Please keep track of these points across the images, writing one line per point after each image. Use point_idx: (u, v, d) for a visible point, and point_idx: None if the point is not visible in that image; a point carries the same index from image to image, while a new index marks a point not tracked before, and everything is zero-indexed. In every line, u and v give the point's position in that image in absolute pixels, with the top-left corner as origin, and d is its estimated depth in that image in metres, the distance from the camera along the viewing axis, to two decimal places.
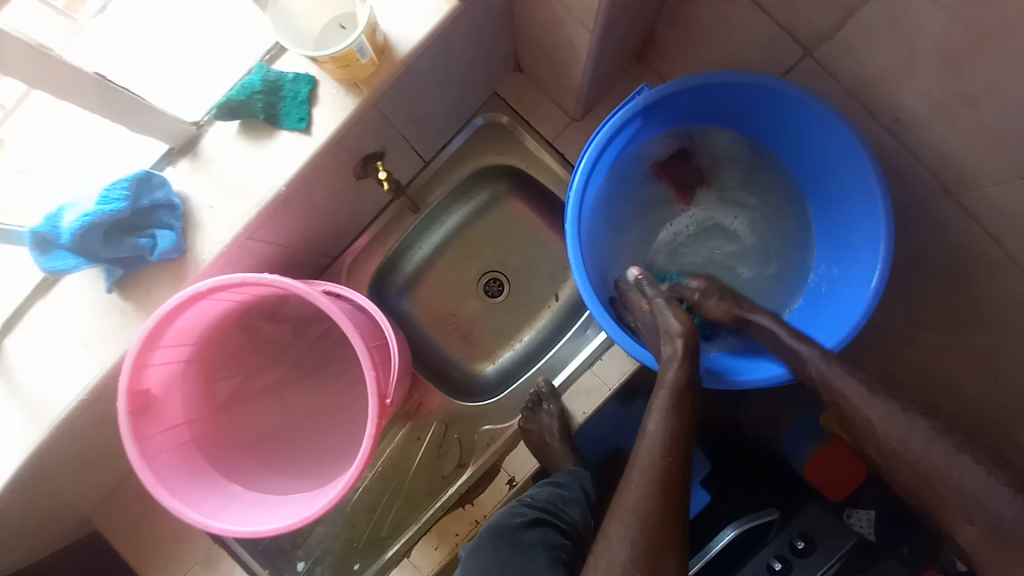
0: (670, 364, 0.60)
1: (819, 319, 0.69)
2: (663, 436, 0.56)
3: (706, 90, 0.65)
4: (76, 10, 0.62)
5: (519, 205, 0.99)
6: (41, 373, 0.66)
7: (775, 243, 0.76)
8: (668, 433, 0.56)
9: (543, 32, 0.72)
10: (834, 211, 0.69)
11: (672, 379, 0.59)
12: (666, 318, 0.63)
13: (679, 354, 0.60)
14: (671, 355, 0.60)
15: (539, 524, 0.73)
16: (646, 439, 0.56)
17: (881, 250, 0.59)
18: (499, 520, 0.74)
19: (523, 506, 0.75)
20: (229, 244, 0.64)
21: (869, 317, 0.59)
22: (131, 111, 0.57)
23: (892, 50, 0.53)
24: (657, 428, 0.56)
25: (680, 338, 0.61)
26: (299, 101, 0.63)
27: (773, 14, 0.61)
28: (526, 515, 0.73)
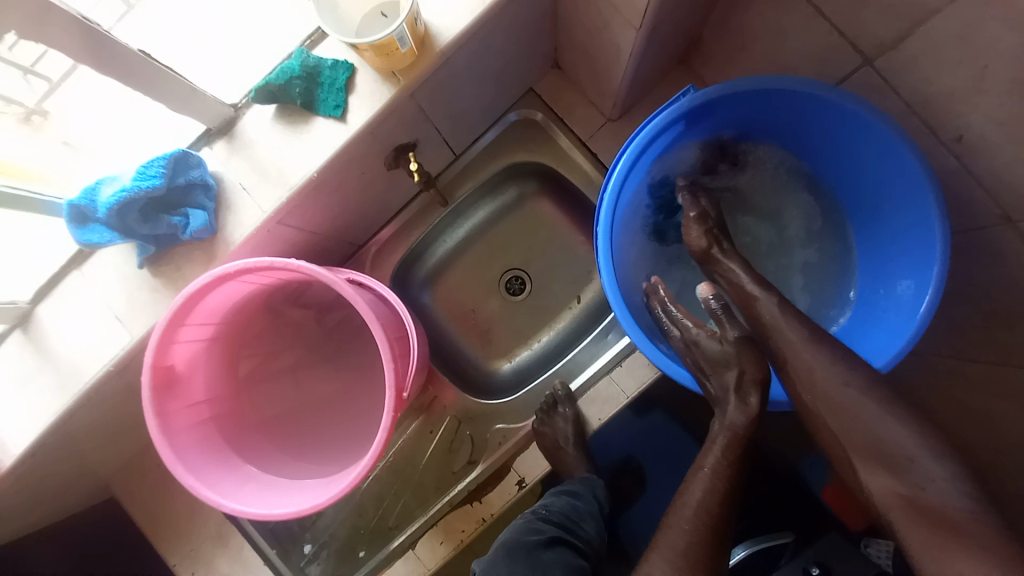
0: (740, 411, 0.58)
1: (862, 340, 0.65)
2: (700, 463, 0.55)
3: (753, 97, 0.62)
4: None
5: (547, 204, 0.98)
6: (73, 342, 0.68)
7: (818, 268, 0.73)
8: (726, 477, 0.55)
9: (586, 30, 0.70)
10: (884, 232, 0.65)
11: (739, 425, 0.57)
12: (743, 360, 0.60)
13: (755, 410, 0.57)
14: (745, 405, 0.58)
15: (557, 544, 0.70)
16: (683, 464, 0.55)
17: (933, 275, 0.56)
18: (515, 535, 0.72)
19: (541, 522, 0.73)
20: (260, 227, 0.64)
21: (915, 343, 0.56)
22: (173, 90, 0.57)
23: (962, 66, 0.50)
24: (716, 469, 0.55)
25: (757, 395, 0.58)
26: (335, 89, 0.62)
27: (831, 21, 0.58)
28: (543, 532, 0.71)
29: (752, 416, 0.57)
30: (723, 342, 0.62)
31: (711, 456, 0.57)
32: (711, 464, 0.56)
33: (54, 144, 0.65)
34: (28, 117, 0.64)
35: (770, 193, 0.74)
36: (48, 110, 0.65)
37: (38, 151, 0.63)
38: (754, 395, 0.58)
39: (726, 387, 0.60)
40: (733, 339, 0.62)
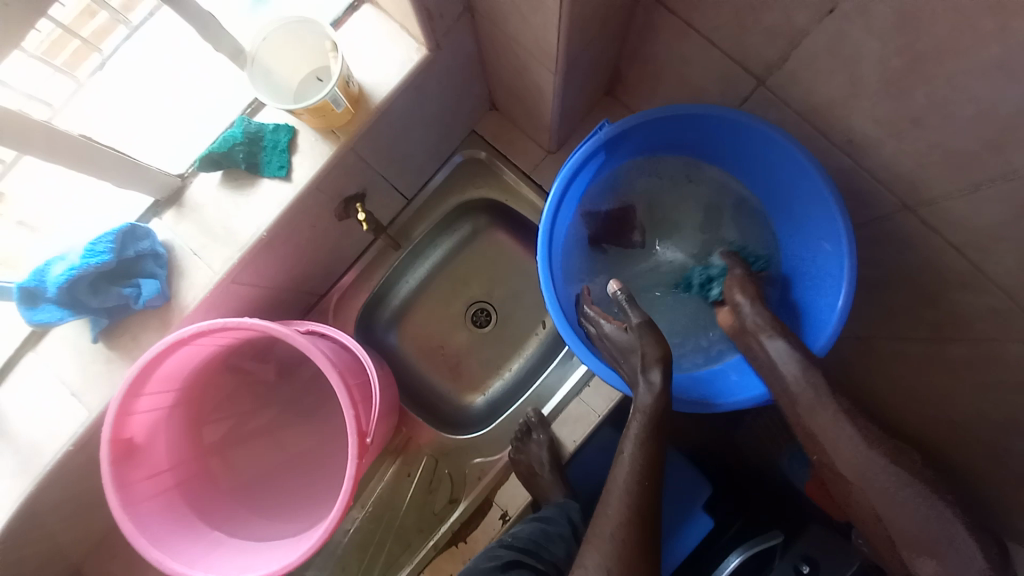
0: (647, 391, 0.60)
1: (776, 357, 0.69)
2: (639, 455, 0.58)
3: (667, 122, 0.68)
4: (77, 67, 0.63)
5: (501, 236, 1.02)
6: (27, 426, 0.66)
7: None
8: (645, 455, 0.58)
9: (512, 74, 0.76)
10: (798, 237, 0.71)
11: (650, 405, 0.60)
12: (643, 343, 0.63)
13: (659, 385, 0.60)
14: (653, 383, 0.60)
15: (514, 567, 0.71)
16: (622, 462, 0.58)
17: (842, 269, 0.61)
18: (475, 566, 0.73)
19: (501, 548, 0.74)
20: (213, 289, 0.66)
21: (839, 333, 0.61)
22: (116, 167, 0.59)
23: (839, 79, 0.56)
24: (635, 451, 0.58)
25: (659, 369, 0.61)
26: (279, 150, 0.66)
27: (724, 48, 0.64)
28: (501, 557, 0.72)
29: (659, 393, 0.60)
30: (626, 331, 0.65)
31: (629, 436, 0.59)
32: (630, 444, 0.59)
33: (9, 225, 0.65)
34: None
35: (687, 215, 0.79)
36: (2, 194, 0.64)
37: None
38: (659, 373, 0.61)
39: (634, 370, 0.63)
40: (636, 325, 0.65)
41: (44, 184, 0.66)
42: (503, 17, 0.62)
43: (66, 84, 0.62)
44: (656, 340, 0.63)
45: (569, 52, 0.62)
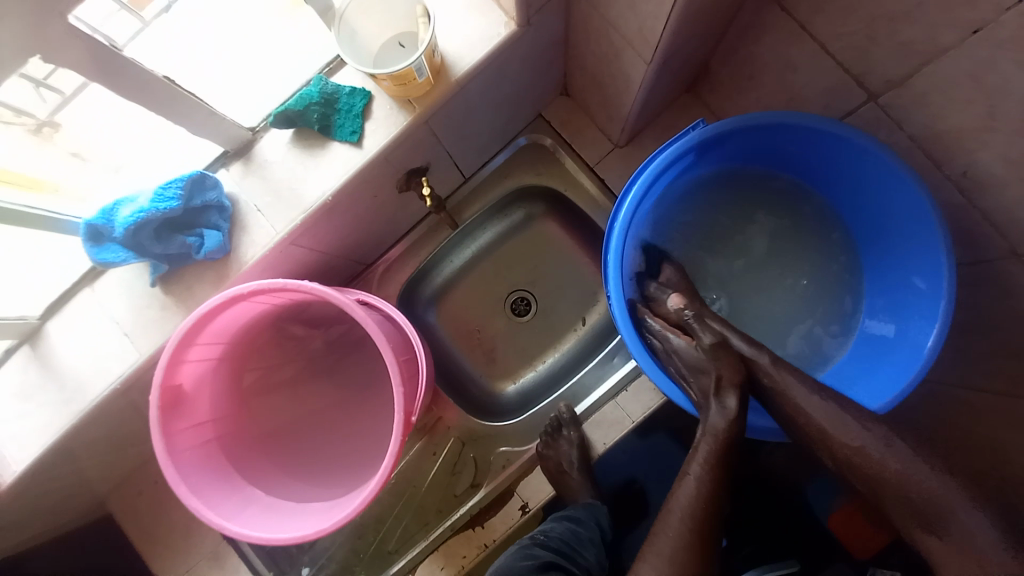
0: (720, 416, 0.58)
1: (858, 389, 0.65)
2: (704, 479, 0.55)
3: (761, 129, 0.63)
4: (142, 7, 0.59)
5: (553, 226, 0.99)
6: (81, 360, 0.68)
7: (823, 309, 0.72)
8: (711, 481, 0.55)
9: (597, 59, 0.72)
10: (884, 267, 0.67)
11: (721, 430, 0.58)
12: (718, 365, 0.61)
13: (734, 410, 0.58)
14: (725, 408, 0.58)
15: (551, 569, 0.69)
16: (685, 485, 0.56)
17: (936, 307, 0.58)
18: (509, 562, 0.71)
19: (536, 547, 0.72)
20: (274, 247, 0.65)
21: (922, 380, 0.57)
22: (190, 114, 0.58)
23: (970, 105, 0.51)
24: (700, 476, 0.56)
25: (734, 394, 0.59)
26: (353, 115, 0.64)
27: (839, 57, 0.59)
28: (538, 557, 0.70)
29: (732, 419, 0.58)
30: (697, 349, 0.63)
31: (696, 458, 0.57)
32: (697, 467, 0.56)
33: (63, 155, 0.65)
34: (38, 130, 0.61)
35: (763, 235, 0.74)
36: (58, 123, 0.62)
37: (49, 163, 0.63)
38: (733, 399, 0.58)
39: (705, 392, 0.61)
40: (708, 345, 0.63)
41: (98, 116, 0.65)
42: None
43: (131, 22, 0.57)
44: (733, 363, 0.61)
45: (669, 44, 0.58)
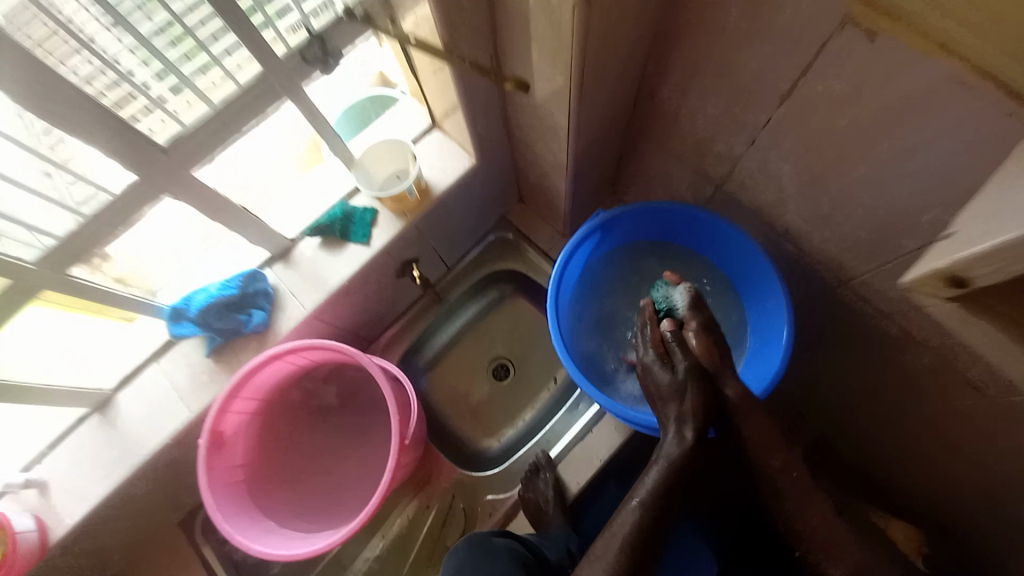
0: (677, 444, 0.69)
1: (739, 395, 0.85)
2: (648, 491, 0.67)
3: (646, 214, 0.89)
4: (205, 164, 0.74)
5: (522, 302, 1.22)
6: (141, 420, 0.85)
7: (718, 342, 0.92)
8: (653, 498, 0.66)
9: (536, 177, 1.01)
10: (752, 303, 0.89)
11: (674, 455, 0.68)
12: (684, 396, 0.72)
13: (689, 441, 0.68)
14: (682, 437, 0.69)
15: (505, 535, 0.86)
16: (631, 504, 0.67)
17: (783, 323, 0.79)
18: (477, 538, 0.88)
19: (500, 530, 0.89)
20: (302, 320, 0.88)
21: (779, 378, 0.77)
22: (255, 229, 0.82)
23: (771, 188, 0.77)
24: (643, 500, 0.66)
25: (692, 429, 0.69)
26: (364, 224, 0.91)
27: (691, 164, 0.87)
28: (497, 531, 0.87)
29: (685, 447, 0.68)
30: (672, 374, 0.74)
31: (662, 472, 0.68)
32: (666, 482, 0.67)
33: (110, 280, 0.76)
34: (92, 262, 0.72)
35: None
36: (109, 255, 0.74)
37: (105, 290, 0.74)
38: (692, 431, 0.69)
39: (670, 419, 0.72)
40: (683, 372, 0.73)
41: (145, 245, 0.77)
42: (531, 140, 0.88)
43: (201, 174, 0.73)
44: (699, 399, 0.71)
45: (577, 165, 0.87)
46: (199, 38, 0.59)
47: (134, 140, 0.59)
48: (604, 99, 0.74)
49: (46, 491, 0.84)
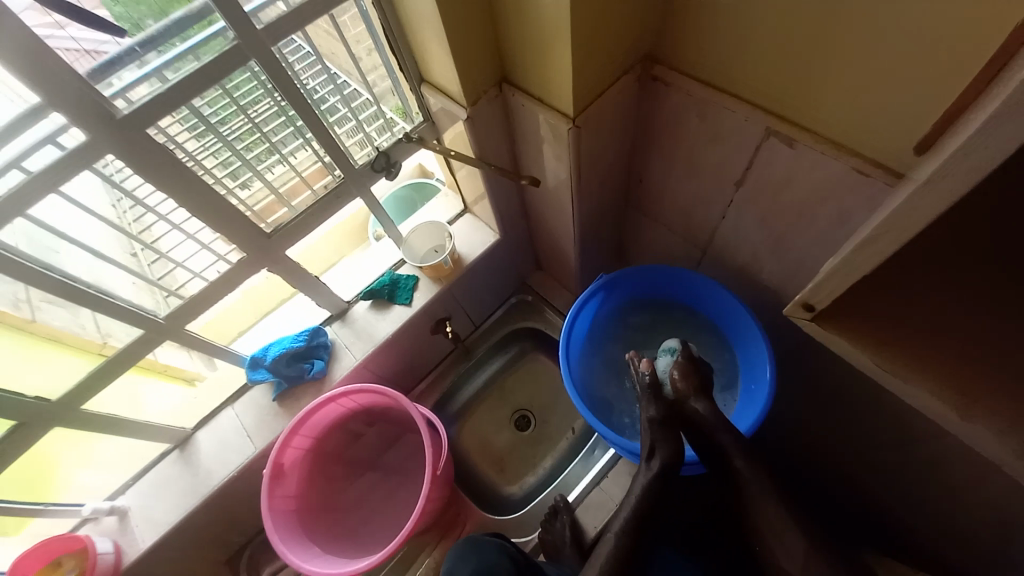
0: (646, 474, 0.80)
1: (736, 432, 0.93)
2: (625, 513, 0.77)
3: (641, 276, 1.05)
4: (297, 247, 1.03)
5: (542, 358, 1.35)
6: (214, 454, 1.00)
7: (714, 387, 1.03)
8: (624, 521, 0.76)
9: (550, 248, 1.19)
10: (740, 350, 1.00)
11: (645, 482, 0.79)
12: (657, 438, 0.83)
13: (654, 471, 0.80)
14: (650, 467, 0.81)
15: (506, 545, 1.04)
16: (613, 527, 0.76)
17: (766, 365, 0.90)
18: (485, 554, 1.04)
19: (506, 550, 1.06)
20: (353, 368, 1.04)
21: (765, 414, 0.86)
22: (321, 293, 1.02)
23: (746, 255, 0.91)
24: (616, 532, 0.74)
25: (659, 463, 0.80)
26: (407, 288, 1.09)
27: (679, 236, 1.03)
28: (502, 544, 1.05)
29: (653, 477, 0.79)
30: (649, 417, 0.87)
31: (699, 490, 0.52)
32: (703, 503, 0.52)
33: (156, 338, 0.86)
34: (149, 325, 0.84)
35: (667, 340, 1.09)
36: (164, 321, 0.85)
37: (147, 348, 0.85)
38: (659, 463, 0.80)
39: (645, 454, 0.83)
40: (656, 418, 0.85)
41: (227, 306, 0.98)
42: (544, 219, 1.07)
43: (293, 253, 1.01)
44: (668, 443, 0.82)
45: (582, 238, 1.05)
46: (270, 142, 0.79)
47: (237, 224, 0.79)
48: (600, 188, 0.93)
49: (125, 518, 0.97)
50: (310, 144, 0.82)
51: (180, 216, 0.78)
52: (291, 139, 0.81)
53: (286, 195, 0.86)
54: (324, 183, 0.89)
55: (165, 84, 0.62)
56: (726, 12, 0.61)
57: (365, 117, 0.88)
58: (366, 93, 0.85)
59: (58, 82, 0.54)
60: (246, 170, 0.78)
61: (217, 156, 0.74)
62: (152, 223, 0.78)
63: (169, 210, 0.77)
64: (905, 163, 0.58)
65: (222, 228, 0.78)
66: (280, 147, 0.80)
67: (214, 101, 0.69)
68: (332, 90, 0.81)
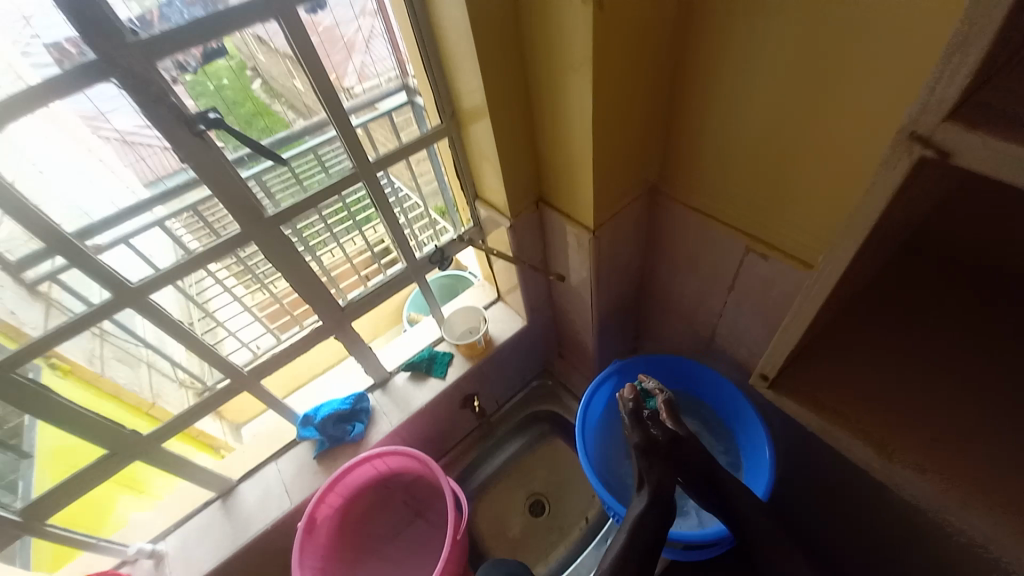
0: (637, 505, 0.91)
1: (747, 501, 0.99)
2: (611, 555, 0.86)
3: (651, 362, 1.17)
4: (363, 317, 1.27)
5: (559, 443, 1.42)
6: (252, 506, 1.08)
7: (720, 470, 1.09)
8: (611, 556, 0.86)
9: (571, 337, 1.33)
10: (742, 436, 1.07)
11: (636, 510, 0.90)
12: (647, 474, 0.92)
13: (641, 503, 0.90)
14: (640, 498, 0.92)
15: None
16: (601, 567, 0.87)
17: (765, 449, 0.97)
18: None
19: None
20: (387, 433, 1.15)
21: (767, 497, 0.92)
22: (370, 361, 1.17)
23: (746, 352, 1.03)
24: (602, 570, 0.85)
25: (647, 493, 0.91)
26: (443, 363, 1.23)
27: (687, 332, 1.16)
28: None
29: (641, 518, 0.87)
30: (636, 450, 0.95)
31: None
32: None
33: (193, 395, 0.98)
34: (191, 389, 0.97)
35: None
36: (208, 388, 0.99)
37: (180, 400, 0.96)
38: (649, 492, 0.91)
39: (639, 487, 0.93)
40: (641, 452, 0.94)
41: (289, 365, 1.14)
42: (567, 310, 1.23)
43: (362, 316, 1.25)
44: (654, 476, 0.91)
45: (601, 326, 1.19)
46: (330, 232, 0.95)
47: (318, 292, 0.95)
48: (616, 285, 1.10)
49: (161, 563, 1.03)
50: (362, 234, 1.01)
51: (240, 288, 0.94)
52: (343, 232, 0.98)
53: (330, 274, 1.01)
54: (367, 268, 1.07)
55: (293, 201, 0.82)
56: (714, 160, 0.81)
57: (411, 215, 1.06)
58: (415, 195, 1.03)
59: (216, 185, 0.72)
60: (306, 254, 0.93)
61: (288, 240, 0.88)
62: (211, 290, 0.91)
63: (231, 283, 0.93)
64: (813, 256, 0.77)
65: (307, 300, 0.96)
66: (336, 238, 0.97)
67: (291, 195, 0.84)
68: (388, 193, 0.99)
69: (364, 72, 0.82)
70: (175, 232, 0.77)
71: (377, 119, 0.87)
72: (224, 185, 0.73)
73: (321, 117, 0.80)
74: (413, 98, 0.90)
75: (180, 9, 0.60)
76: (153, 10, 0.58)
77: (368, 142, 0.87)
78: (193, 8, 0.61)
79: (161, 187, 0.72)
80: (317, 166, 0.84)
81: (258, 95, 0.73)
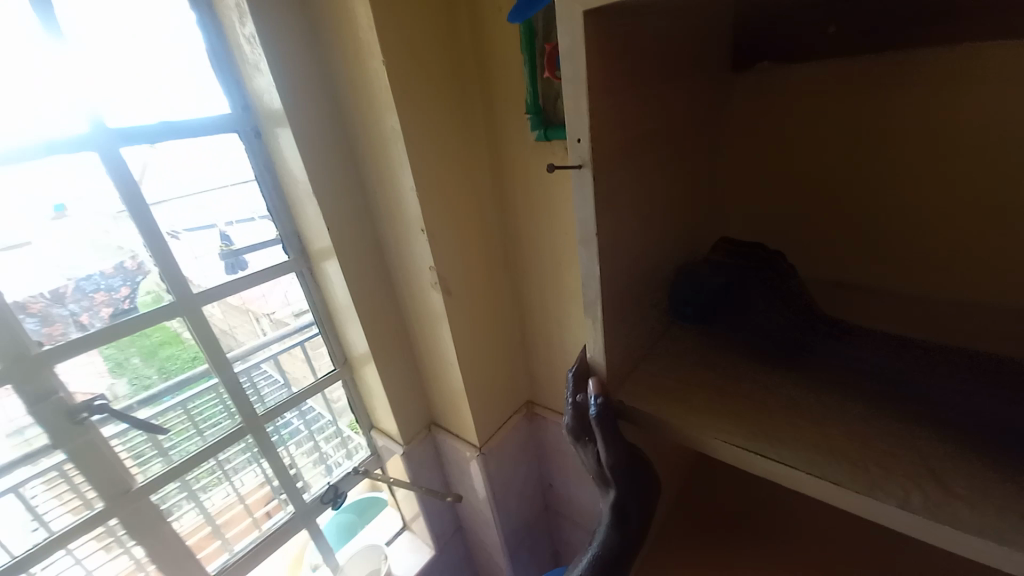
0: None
1: None
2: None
3: None
4: None
5: None
6: None
7: None
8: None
9: (485, 562, 1.23)
10: None
11: None
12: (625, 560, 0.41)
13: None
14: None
15: None
16: None
17: None
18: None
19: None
20: None
21: None
22: None
23: None
24: None
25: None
26: None
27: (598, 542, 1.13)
28: None
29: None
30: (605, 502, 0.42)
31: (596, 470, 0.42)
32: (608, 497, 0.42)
33: None
34: None
35: None
36: None
37: None
38: None
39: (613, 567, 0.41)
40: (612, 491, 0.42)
41: None
42: (475, 530, 1.18)
43: None
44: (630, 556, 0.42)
45: (510, 548, 1.13)
46: (224, 469, 0.90)
47: (183, 557, 0.87)
48: (515, 497, 1.10)
49: None
50: (258, 468, 0.95)
51: (96, 560, 0.78)
52: (241, 465, 0.92)
53: (214, 515, 0.91)
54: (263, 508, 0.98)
55: (171, 464, 0.82)
56: (553, 376, 0.97)
57: (321, 435, 1.06)
58: (326, 413, 1.04)
59: (92, 439, 0.73)
60: (187, 499, 0.87)
61: (167, 487, 0.83)
62: (56, 567, 0.75)
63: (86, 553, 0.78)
64: None
65: (162, 564, 0.84)
66: (230, 474, 0.91)
67: (179, 435, 0.83)
68: (295, 415, 0.98)
69: (287, 299, 0.90)
70: (31, 498, 0.70)
71: (289, 350, 0.93)
72: (92, 450, 0.73)
73: (235, 353, 0.86)
74: (324, 329, 0.96)
75: (96, 280, 0.70)
76: (68, 284, 0.69)
77: (276, 370, 0.92)
78: (112, 278, 0.71)
79: (28, 448, 0.68)
80: (218, 404, 0.86)
81: (170, 327, 0.77)
